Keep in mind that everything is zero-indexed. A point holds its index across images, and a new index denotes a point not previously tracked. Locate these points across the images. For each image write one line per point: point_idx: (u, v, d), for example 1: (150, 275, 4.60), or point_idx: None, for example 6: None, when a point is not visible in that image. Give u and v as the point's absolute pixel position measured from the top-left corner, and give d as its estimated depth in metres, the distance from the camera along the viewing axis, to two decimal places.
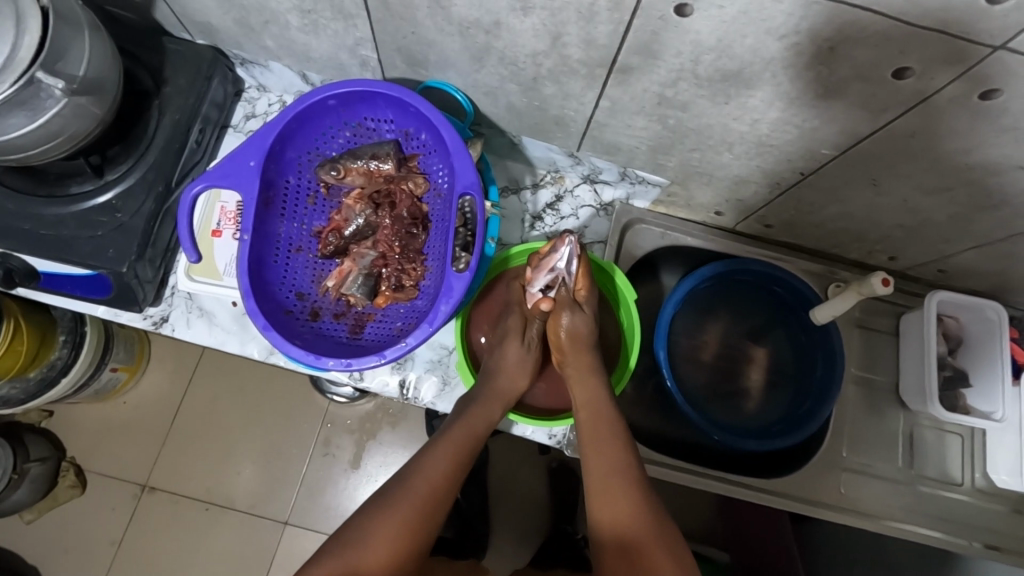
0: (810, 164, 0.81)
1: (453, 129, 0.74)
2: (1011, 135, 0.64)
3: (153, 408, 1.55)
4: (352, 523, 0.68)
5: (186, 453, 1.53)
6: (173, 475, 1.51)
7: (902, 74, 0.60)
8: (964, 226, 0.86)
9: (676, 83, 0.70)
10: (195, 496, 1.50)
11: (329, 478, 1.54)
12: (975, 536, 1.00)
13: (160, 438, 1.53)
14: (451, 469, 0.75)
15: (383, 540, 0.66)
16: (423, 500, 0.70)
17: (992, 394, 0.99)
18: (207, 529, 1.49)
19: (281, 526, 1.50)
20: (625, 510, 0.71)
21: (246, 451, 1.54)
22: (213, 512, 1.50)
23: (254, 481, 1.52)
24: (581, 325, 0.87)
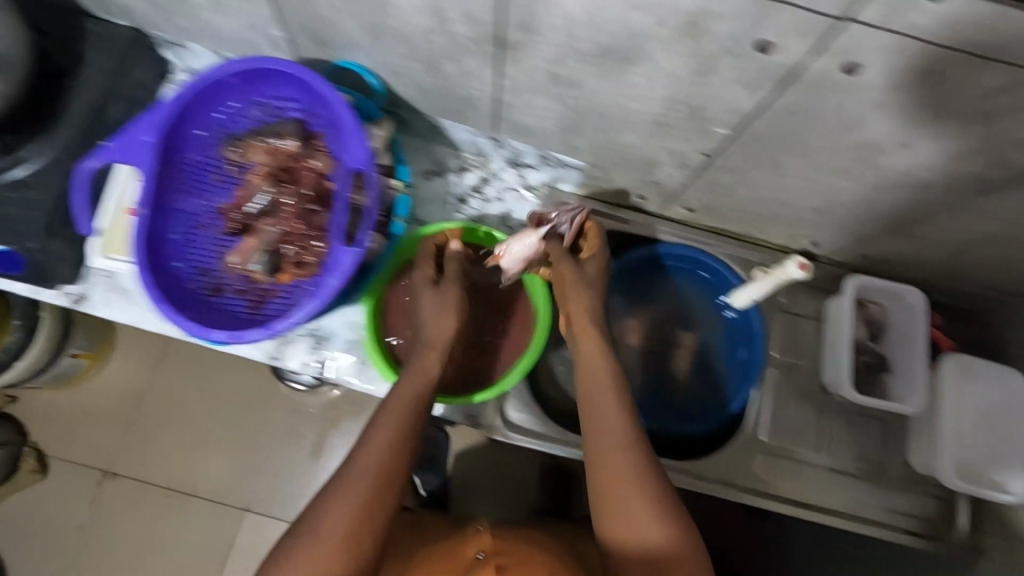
0: (711, 144, 0.81)
1: (347, 107, 0.75)
2: (885, 110, 0.64)
3: (118, 394, 1.44)
4: (319, 501, 0.65)
5: (146, 440, 1.41)
6: (135, 462, 1.40)
7: (766, 48, 0.59)
8: (872, 207, 0.86)
9: (563, 59, 0.71)
10: (154, 484, 1.40)
11: (289, 468, 1.42)
12: (895, 521, 0.99)
13: (122, 424, 1.43)
14: (406, 424, 0.70)
15: (350, 521, 0.63)
16: (389, 477, 0.66)
17: (911, 380, 0.98)
18: (168, 518, 1.38)
19: (242, 514, 1.39)
20: (626, 499, 0.65)
21: (206, 438, 1.43)
22: (172, 498, 1.39)
23: (215, 468, 1.41)
24: (580, 287, 0.80)
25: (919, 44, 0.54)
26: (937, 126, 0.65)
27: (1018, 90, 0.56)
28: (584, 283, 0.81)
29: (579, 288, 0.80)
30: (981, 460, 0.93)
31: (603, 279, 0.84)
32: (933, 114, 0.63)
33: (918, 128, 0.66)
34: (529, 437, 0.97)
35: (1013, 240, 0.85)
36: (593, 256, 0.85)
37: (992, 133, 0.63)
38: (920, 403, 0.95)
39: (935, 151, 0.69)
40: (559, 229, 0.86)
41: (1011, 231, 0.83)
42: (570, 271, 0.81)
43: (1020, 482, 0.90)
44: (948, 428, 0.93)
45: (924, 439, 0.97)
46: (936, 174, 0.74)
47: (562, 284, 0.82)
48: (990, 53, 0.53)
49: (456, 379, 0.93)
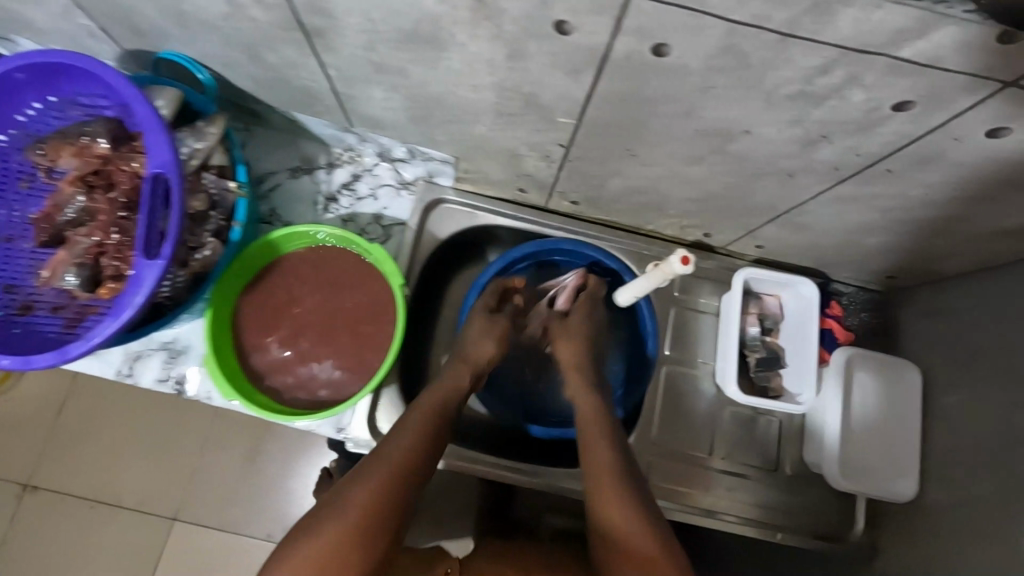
0: (562, 135, 0.74)
1: (146, 104, 0.68)
2: (713, 96, 0.58)
3: (39, 398, 1.27)
4: (311, 525, 0.62)
5: (68, 449, 1.25)
6: (59, 471, 1.25)
7: (563, 28, 0.53)
8: (745, 198, 0.80)
9: (375, 45, 0.64)
10: (78, 493, 1.23)
11: (222, 473, 1.26)
12: (791, 523, 0.95)
13: (50, 428, 1.26)
14: (412, 453, 0.69)
15: (334, 542, 0.60)
16: (389, 499, 0.64)
17: (801, 375, 0.94)
18: (90, 530, 1.22)
19: (168, 523, 1.23)
20: (616, 514, 0.67)
21: (132, 444, 1.26)
22: (99, 510, 1.23)
23: (142, 476, 1.25)
24: (583, 322, 0.93)
25: (716, 21, 0.48)
26: (771, 111, 0.59)
27: (836, 70, 0.50)
28: (582, 327, 0.93)
29: (575, 339, 0.91)
30: (872, 460, 0.90)
31: (597, 328, 0.94)
32: (763, 97, 0.57)
33: (754, 113, 0.60)
34: None
35: (891, 228, 0.80)
36: (578, 308, 0.95)
37: (828, 117, 0.58)
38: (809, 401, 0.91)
39: (781, 137, 0.63)
40: (558, 296, 0.97)
41: (886, 220, 0.77)
42: (567, 326, 0.93)
43: (909, 486, 0.88)
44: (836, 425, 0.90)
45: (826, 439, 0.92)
46: (791, 162, 0.68)
47: (562, 352, 0.92)
48: (789, 29, 0.47)
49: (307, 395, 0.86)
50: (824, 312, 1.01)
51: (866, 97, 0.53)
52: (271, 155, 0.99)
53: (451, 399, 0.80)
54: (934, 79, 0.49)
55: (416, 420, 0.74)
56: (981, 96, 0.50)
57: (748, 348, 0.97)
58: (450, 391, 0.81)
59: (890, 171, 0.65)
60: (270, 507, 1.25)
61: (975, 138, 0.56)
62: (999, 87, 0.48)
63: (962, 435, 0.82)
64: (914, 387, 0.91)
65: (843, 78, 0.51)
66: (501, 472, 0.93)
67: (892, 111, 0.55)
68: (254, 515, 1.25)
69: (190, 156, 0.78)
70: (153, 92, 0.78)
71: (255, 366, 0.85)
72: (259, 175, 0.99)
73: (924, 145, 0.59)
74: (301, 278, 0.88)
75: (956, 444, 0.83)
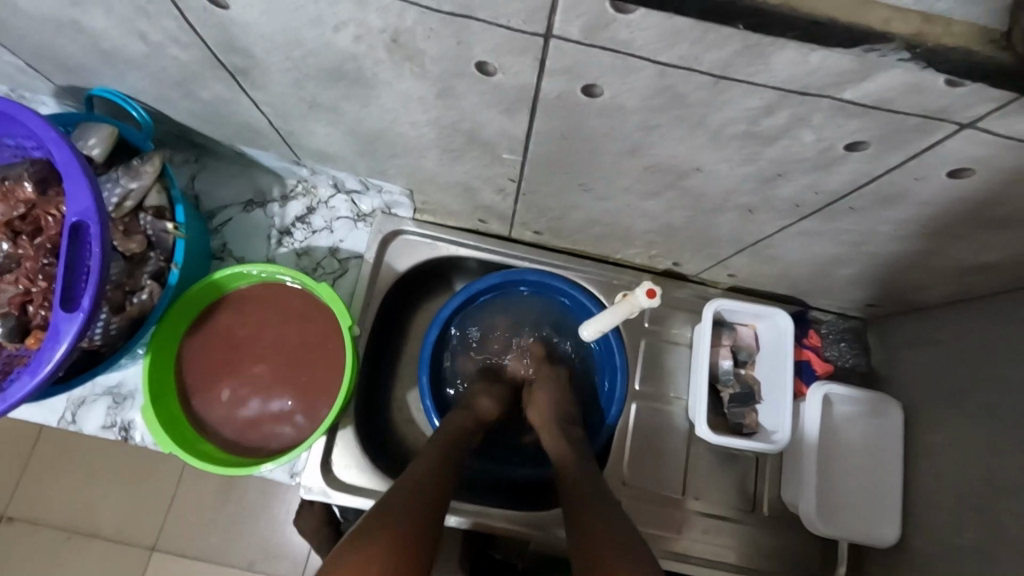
0: (511, 170, 0.71)
1: (68, 149, 0.64)
2: (655, 134, 0.55)
3: (14, 420, 1.21)
4: (349, 543, 0.58)
5: (43, 475, 1.18)
6: (34, 499, 1.18)
7: (486, 68, 0.50)
8: (707, 231, 0.76)
9: (302, 83, 0.61)
10: (55, 523, 1.17)
11: (200, 503, 1.19)
12: (769, 565, 0.90)
13: (24, 453, 1.19)
14: (431, 482, 0.70)
15: (375, 553, 0.57)
16: (419, 519, 0.63)
17: (777, 411, 0.89)
18: (67, 562, 1.15)
19: (147, 553, 1.16)
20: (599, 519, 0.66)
21: (109, 471, 1.19)
22: (75, 541, 1.16)
23: (117, 504, 1.18)
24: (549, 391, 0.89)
25: (644, 62, 0.44)
26: (719, 150, 0.55)
27: (779, 111, 0.46)
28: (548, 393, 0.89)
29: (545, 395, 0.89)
30: (854, 501, 0.85)
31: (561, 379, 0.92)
32: (708, 136, 0.53)
33: (702, 151, 0.56)
34: (361, 496, 0.86)
35: (862, 261, 0.76)
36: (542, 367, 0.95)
37: (780, 156, 0.54)
38: (785, 439, 0.86)
39: (733, 175, 0.59)
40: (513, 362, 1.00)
41: (856, 253, 0.73)
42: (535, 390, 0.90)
43: (892, 529, 0.83)
44: (810, 464, 0.86)
45: (800, 479, 0.87)
46: (749, 198, 0.64)
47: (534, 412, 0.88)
48: (722, 72, 0.43)
49: (267, 442, 0.82)
50: (802, 342, 0.96)
51: (816, 138, 0.49)
52: (222, 189, 0.96)
53: (464, 438, 0.81)
54: (883, 120, 0.45)
55: (430, 456, 0.75)
56: (937, 138, 0.46)
57: (722, 384, 0.93)
58: (458, 430, 0.82)
59: (853, 208, 0.61)
60: (253, 535, 1.18)
61: (937, 177, 0.52)
62: (955, 130, 0.44)
63: (945, 477, 0.78)
64: (895, 423, 0.86)
65: (789, 119, 0.47)
66: (517, 530, 0.88)
67: (845, 151, 0.51)
68: (235, 542, 1.18)
69: (122, 196, 0.75)
70: (85, 131, 0.75)
71: (206, 422, 0.82)
72: (210, 210, 0.95)
73: (885, 185, 0.55)
74: (248, 321, 0.86)
75: (939, 486, 0.79)
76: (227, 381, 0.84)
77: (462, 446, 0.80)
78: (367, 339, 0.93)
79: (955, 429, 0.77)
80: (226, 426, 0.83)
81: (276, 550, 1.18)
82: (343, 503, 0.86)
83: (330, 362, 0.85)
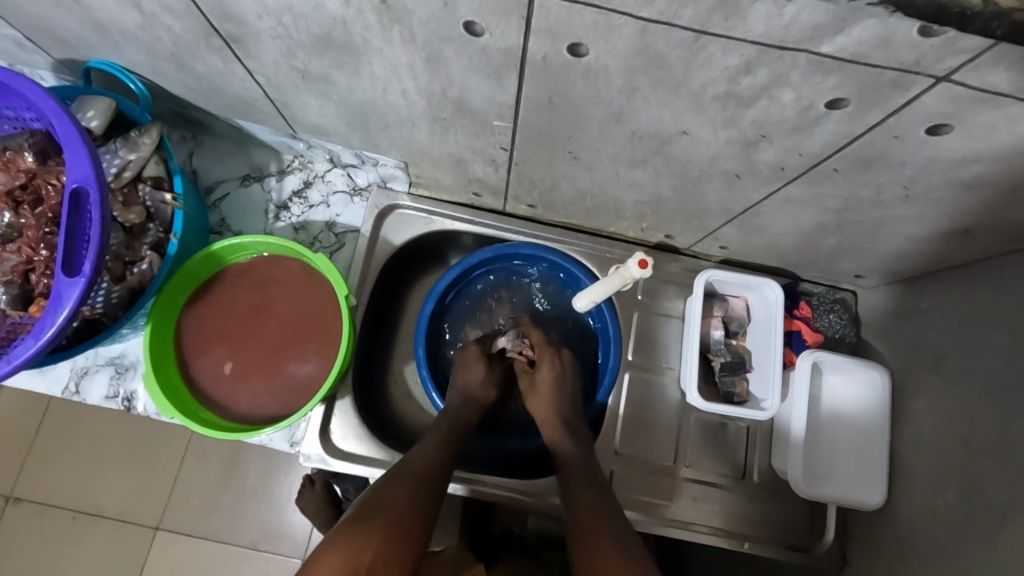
0: (501, 140, 0.72)
1: (66, 117, 0.66)
2: (640, 97, 0.56)
3: (21, 404, 1.23)
4: (350, 525, 0.63)
5: (49, 458, 1.21)
6: (40, 481, 1.20)
7: (473, 29, 0.51)
8: (695, 201, 0.78)
9: (294, 51, 0.62)
10: (60, 504, 1.19)
11: (202, 481, 1.21)
12: (758, 532, 0.92)
13: (30, 437, 1.21)
14: (431, 468, 0.74)
15: (372, 540, 0.61)
16: (416, 506, 0.67)
17: (766, 379, 0.91)
18: (73, 543, 1.18)
19: (151, 532, 1.19)
20: (589, 514, 0.70)
21: (113, 454, 1.21)
22: (81, 522, 1.18)
23: (122, 485, 1.20)
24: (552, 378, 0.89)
25: (625, 19, 0.45)
26: (702, 113, 0.56)
27: (759, 68, 0.47)
28: (549, 383, 0.89)
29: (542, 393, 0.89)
30: (840, 466, 0.87)
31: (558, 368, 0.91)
32: (690, 98, 0.54)
33: (685, 115, 0.57)
34: (361, 464, 0.88)
35: (848, 229, 0.77)
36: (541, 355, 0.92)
37: (761, 117, 0.55)
38: (774, 406, 0.88)
39: (717, 139, 0.60)
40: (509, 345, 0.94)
41: (842, 221, 0.75)
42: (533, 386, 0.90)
43: (878, 493, 0.84)
44: (800, 431, 0.88)
45: (791, 447, 0.89)
46: (734, 164, 0.65)
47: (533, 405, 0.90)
48: (702, 27, 0.44)
49: (266, 409, 0.84)
50: (793, 312, 0.97)
51: (796, 96, 0.50)
52: (220, 165, 0.97)
53: (465, 421, 0.85)
54: (859, 76, 0.46)
55: (432, 440, 0.79)
56: (913, 93, 0.47)
57: (713, 353, 0.95)
58: (461, 415, 0.86)
59: (836, 171, 0.62)
60: (253, 517, 1.20)
61: (916, 135, 0.53)
62: (930, 83, 0.45)
63: (928, 442, 0.80)
64: (881, 389, 0.87)
65: (768, 77, 0.49)
66: (510, 496, 0.90)
67: (826, 110, 0.52)
68: (236, 524, 1.20)
69: (121, 167, 0.76)
70: (83, 104, 0.76)
71: (207, 391, 0.84)
72: (208, 185, 0.97)
73: (865, 145, 0.56)
74: (248, 293, 0.88)
75: (922, 451, 0.81)
76: (227, 351, 0.86)
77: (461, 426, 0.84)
78: (365, 312, 0.94)
79: (937, 393, 0.79)
80: (226, 394, 0.84)
81: (278, 525, 1.20)
82: (342, 471, 0.88)
83: (328, 332, 0.87)
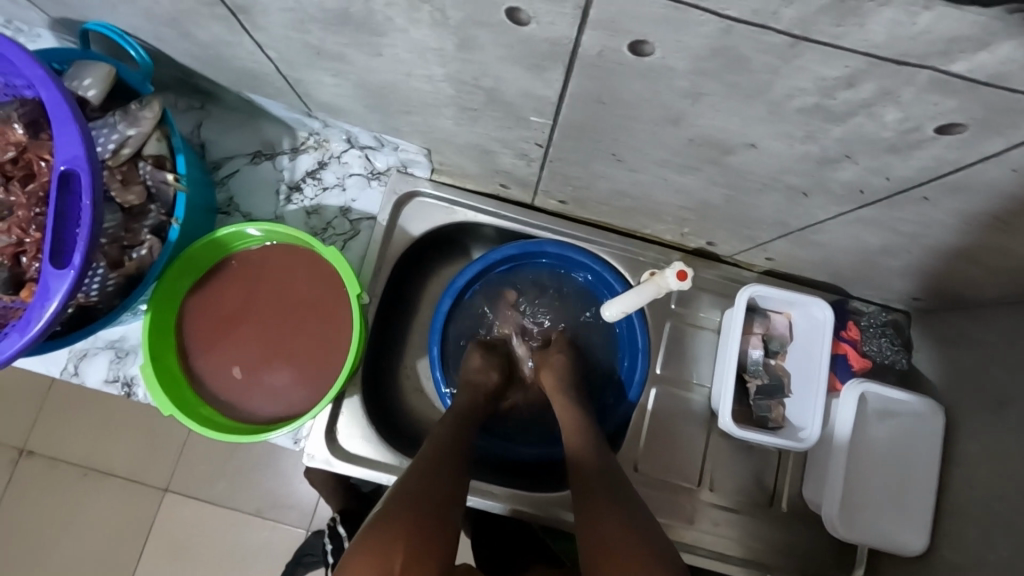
0: (536, 134, 0.64)
1: (55, 88, 0.59)
2: (705, 103, 0.47)
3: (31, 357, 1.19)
4: (372, 530, 0.54)
5: (61, 415, 1.17)
6: (52, 436, 1.17)
7: (517, 16, 0.42)
8: (747, 212, 0.69)
9: (307, 26, 0.54)
10: (73, 460, 1.16)
11: (209, 453, 1.18)
12: (781, 562, 0.86)
13: (42, 394, 1.18)
14: (444, 463, 0.65)
15: (400, 544, 0.52)
16: (438, 501, 0.59)
17: (807, 406, 0.84)
18: (85, 499, 1.15)
19: (160, 494, 1.16)
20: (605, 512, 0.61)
21: (126, 415, 1.18)
22: (92, 479, 1.16)
23: (132, 447, 1.17)
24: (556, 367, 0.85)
25: (707, 16, 0.36)
26: (779, 125, 0.48)
27: (863, 82, 0.39)
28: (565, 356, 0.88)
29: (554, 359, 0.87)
30: (876, 502, 0.81)
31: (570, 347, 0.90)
32: (768, 109, 0.45)
33: (758, 126, 0.49)
34: (364, 467, 0.83)
35: (920, 253, 0.68)
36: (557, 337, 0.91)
37: (851, 136, 0.46)
38: (813, 437, 0.81)
39: (791, 154, 0.52)
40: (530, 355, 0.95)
41: (914, 246, 0.66)
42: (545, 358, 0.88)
43: (917, 539, 0.78)
44: (841, 464, 0.81)
45: (828, 480, 0.82)
46: (803, 180, 0.57)
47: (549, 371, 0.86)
48: (802, 31, 0.35)
49: (271, 409, 0.79)
50: (840, 334, 0.89)
51: (901, 116, 0.42)
52: (229, 138, 0.90)
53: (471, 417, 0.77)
54: (991, 101, 0.37)
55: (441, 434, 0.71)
56: None
57: (749, 373, 0.88)
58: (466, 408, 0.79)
59: (924, 198, 0.54)
60: (262, 487, 1.17)
61: None
62: None
63: (983, 495, 0.73)
64: (935, 430, 0.80)
65: (873, 93, 0.40)
66: (527, 512, 0.84)
67: (934, 134, 0.43)
68: (244, 490, 1.17)
69: (120, 143, 0.71)
70: (80, 69, 0.69)
71: (212, 391, 0.79)
72: (217, 160, 0.90)
73: (971, 175, 0.47)
74: (255, 281, 0.82)
75: (974, 497, 0.74)
76: (231, 342, 0.81)
77: (470, 423, 0.76)
78: (377, 308, 0.88)
79: (998, 438, 0.72)
80: (230, 392, 0.80)
81: (281, 503, 1.17)
82: (346, 473, 0.83)
83: (338, 329, 0.81)
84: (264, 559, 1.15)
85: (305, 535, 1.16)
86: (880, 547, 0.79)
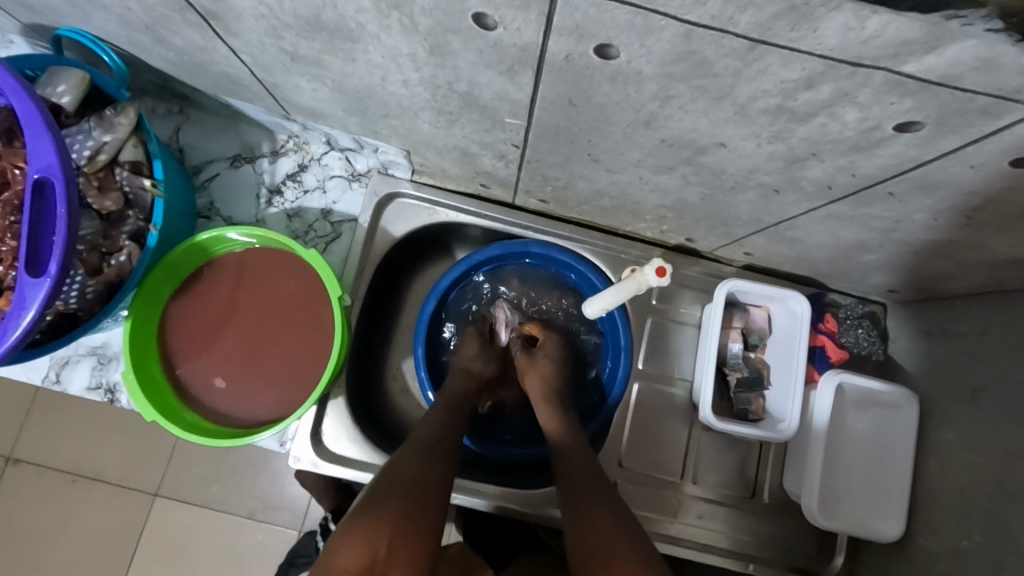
0: (513, 136, 0.65)
1: (27, 96, 0.59)
2: (674, 105, 0.48)
3: None
4: (353, 517, 0.55)
5: (48, 423, 1.17)
6: (38, 443, 1.16)
7: (485, 22, 0.43)
8: (724, 210, 0.70)
9: (280, 32, 0.54)
10: (60, 467, 1.16)
11: (198, 457, 1.17)
12: (762, 552, 0.88)
13: (27, 401, 1.17)
14: (437, 449, 0.66)
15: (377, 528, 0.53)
16: (425, 491, 0.59)
17: (786, 398, 0.85)
18: (72, 506, 1.15)
19: (150, 498, 1.16)
20: (598, 516, 0.60)
21: (113, 422, 1.17)
22: (80, 486, 1.15)
23: (119, 453, 1.17)
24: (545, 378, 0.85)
25: (667, 22, 0.37)
26: (746, 125, 0.48)
27: (822, 84, 0.40)
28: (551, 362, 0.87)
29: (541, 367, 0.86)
30: (854, 490, 0.82)
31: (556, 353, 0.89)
32: (735, 110, 0.46)
33: (726, 126, 0.49)
34: (352, 468, 0.84)
35: (891, 247, 0.69)
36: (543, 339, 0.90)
37: (815, 135, 0.47)
38: (792, 428, 0.82)
39: (760, 153, 0.53)
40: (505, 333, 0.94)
41: (886, 240, 0.67)
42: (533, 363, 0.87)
43: (894, 526, 0.80)
44: (818, 453, 0.83)
45: (806, 470, 0.84)
46: (774, 178, 0.58)
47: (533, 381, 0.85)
48: (760, 36, 0.36)
49: (255, 414, 0.79)
50: (817, 327, 0.90)
51: (861, 116, 0.43)
52: (208, 143, 0.90)
53: (464, 402, 0.79)
54: (944, 100, 0.39)
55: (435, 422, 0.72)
56: (1005, 122, 0.39)
57: (729, 367, 0.89)
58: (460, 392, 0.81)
59: (891, 194, 0.55)
60: (253, 489, 1.17)
61: (996, 166, 0.45)
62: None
63: (956, 481, 0.74)
64: (910, 419, 0.82)
65: (832, 94, 0.41)
66: (511, 509, 0.85)
67: (893, 132, 0.44)
68: (234, 493, 1.17)
69: (96, 149, 0.71)
70: (53, 76, 0.69)
71: (195, 397, 0.79)
72: (196, 164, 0.90)
73: (932, 171, 0.48)
74: (236, 285, 0.82)
75: (948, 484, 0.76)
76: (213, 349, 0.81)
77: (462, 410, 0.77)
78: (361, 309, 0.89)
79: (970, 425, 0.73)
80: (214, 398, 0.80)
81: (272, 504, 1.17)
82: (332, 474, 0.84)
83: (320, 332, 0.82)
84: (256, 561, 1.15)
85: (298, 536, 1.16)
86: (856, 535, 0.81)
